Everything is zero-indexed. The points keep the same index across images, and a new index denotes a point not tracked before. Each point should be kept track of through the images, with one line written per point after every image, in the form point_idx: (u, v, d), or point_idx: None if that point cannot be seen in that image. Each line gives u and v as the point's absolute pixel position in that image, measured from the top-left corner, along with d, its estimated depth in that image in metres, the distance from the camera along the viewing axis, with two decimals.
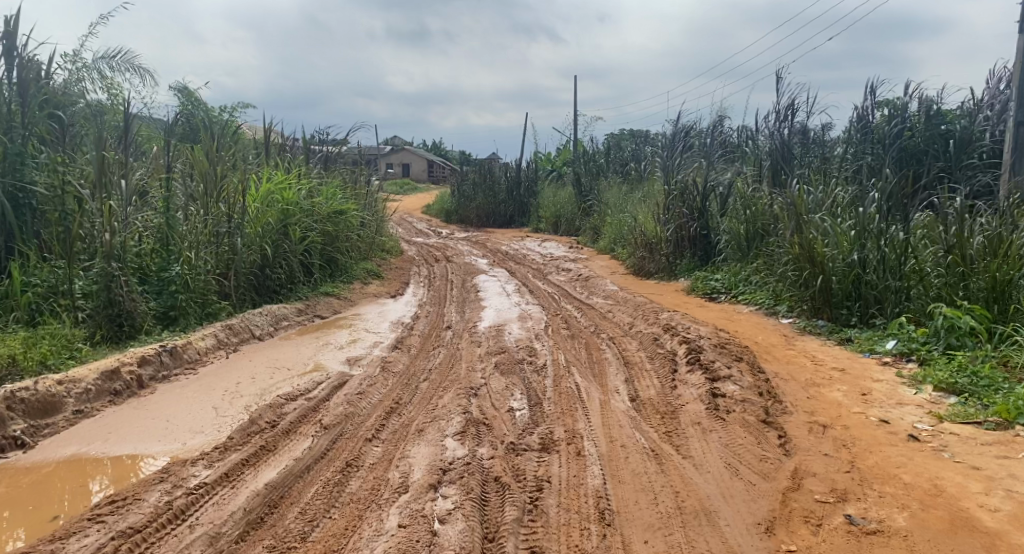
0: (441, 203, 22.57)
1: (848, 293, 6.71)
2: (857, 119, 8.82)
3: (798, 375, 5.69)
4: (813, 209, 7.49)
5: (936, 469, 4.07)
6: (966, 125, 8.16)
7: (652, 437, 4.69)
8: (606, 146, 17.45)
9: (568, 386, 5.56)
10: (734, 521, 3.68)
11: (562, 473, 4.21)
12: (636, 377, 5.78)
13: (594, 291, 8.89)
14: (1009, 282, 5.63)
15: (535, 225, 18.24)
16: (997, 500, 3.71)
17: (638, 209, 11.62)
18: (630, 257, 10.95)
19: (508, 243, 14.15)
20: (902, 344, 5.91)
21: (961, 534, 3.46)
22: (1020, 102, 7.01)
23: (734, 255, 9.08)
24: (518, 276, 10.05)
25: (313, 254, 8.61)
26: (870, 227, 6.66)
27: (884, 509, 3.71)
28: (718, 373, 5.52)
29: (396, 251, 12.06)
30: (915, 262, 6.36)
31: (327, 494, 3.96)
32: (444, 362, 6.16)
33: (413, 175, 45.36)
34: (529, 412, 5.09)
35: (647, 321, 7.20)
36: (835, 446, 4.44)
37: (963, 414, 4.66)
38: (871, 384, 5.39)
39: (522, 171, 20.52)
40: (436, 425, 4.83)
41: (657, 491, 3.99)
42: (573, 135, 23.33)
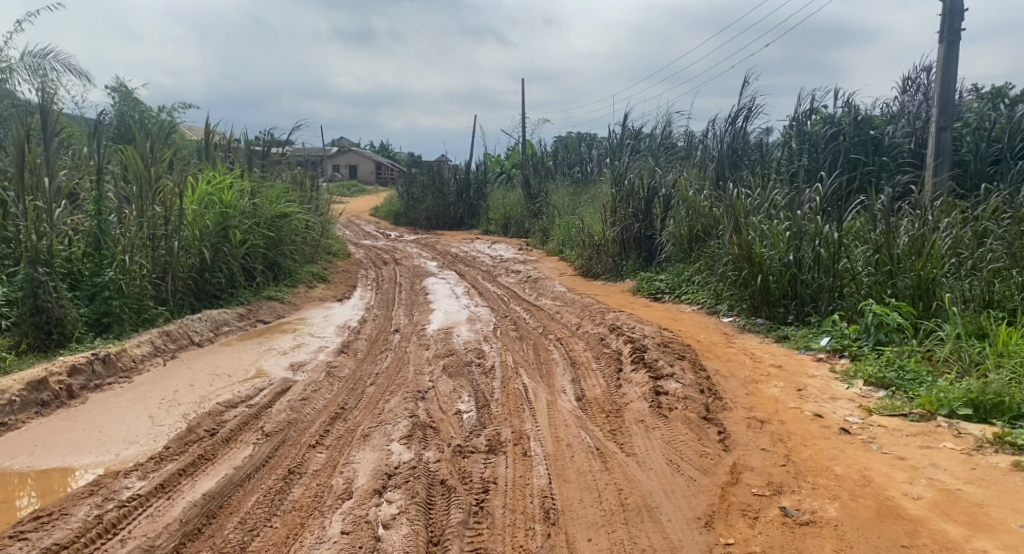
0: (391, 207, 22.38)
1: (785, 292, 6.92)
2: (794, 124, 9.13)
3: (737, 372, 5.86)
4: (752, 211, 7.73)
5: (866, 461, 4.22)
6: (894, 132, 8.48)
7: (597, 436, 4.75)
8: (554, 149, 17.60)
9: (515, 387, 5.58)
10: (675, 516, 3.77)
11: (509, 474, 4.23)
12: (583, 376, 5.85)
13: (543, 292, 8.93)
14: (933, 280, 5.90)
15: (484, 227, 18.20)
16: (920, 488, 3.85)
17: (586, 211, 11.76)
18: (577, 259, 11.06)
19: (458, 245, 14.10)
20: (836, 341, 6.12)
21: (887, 521, 3.58)
22: (942, 107, 7.26)
23: (676, 255, 9.24)
24: (468, 278, 10.03)
25: (255, 258, 8.44)
26: (805, 228, 6.88)
27: (817, 500, 3.84)
28: (661, 372, 5.64)
29: (343, 254, 11.90)
30: (848, 261, 6.59)
31: (269, 502, 3.89)
32: (391, 366, 6.11)
33: (361, 177, 44.75)
34: (477, 414, 5.10)
35: (594, 321, 7.30)
36: (772, 441, 4.58)
37: (890, 407, 4.83)
38: (806, 379, 5.59)
39: (471, 173, 20.46)
40: (382, 429, 4.80)
41: (601, 489, 4.05)
42: (521, 137, 23.45)
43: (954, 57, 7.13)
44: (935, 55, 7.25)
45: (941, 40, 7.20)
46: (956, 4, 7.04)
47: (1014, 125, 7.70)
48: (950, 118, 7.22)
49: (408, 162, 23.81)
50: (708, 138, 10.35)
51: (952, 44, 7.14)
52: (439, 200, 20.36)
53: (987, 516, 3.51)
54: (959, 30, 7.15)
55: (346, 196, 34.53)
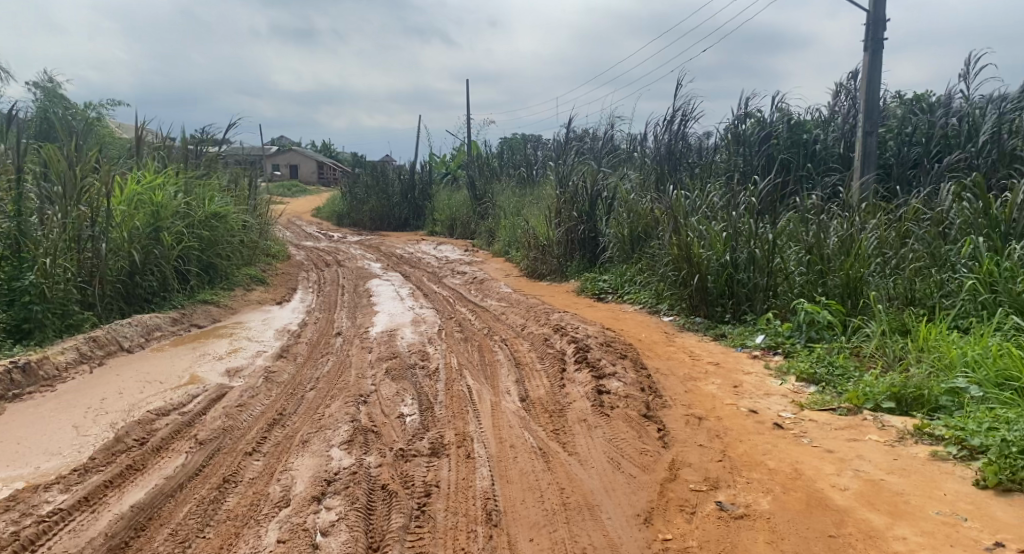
0: (334, 208, 22.04)
1: (722, 291, 7.11)
2: (731, 128, 9.38)
3: (677, 370, 5.98)
4: (691, 213, 7.91)
5: (797, 455, 4.36)
6: (823, 136, 8.82)
7: (540, 435, 4.78)
8: (499, 151, 17.64)
9: (459, 389, 5.56)
10: (615, 513, 3.82)
11: (451, 477, 4.21)
12: (526, 377, 5.87)
13: (488, 293, 8.92)
14: (860, 279, 6.14)
15: (430, 228, 18.08)
16: (847, 479, 4.00)
17: (531, 213, 11.81)
18: (523, 260, 11.10)
19: (402, 246, 13.97)
20: (770, 338, 6.32)
21: (816, 513, 3.70)
22: (869, 113, 7.56)
23: (619, 256, 9.37)
24: (413, 279, 9.94)
25: (189, 260, 8.17)
26: (741, 229, 7.08)
27: (751, 494, 3.95)
28: (603, 371, 5.71)
29: (283, 256, 11.64)
30: (782, 261, 6.82)
31: (201, 512, 3.77)
32: (333, 370, 6.00)
33: (303, 178, 43.89)
34: (420, 417, 5.05)
35: (538, 322, 7.33)
36: (709, 437, 4.70)
37: (820, 402, 5.01)
38: (743, 376, 5.75)
39: (416, 174, 20.31)
40: (322, 435, 4.71)
41: (543, 489, 4.07)
42: (466, 138, 23.43)
43: (877, 65, 7.45)
44: (861, 62, 7.56)
45: (866, 48, 7.51)
46: (878, 14, 7.37)
47: (932, 131, 8.08)
48: (875, 123, 7.53)
49: (353, 162, 23.45)
50: (649, 141, 10.56)
51: (876, 52, 7.46)
52: (383, 202, 20.15)
53: (907, 504, 3.65)
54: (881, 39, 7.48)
55: (287, 196, 33.79)
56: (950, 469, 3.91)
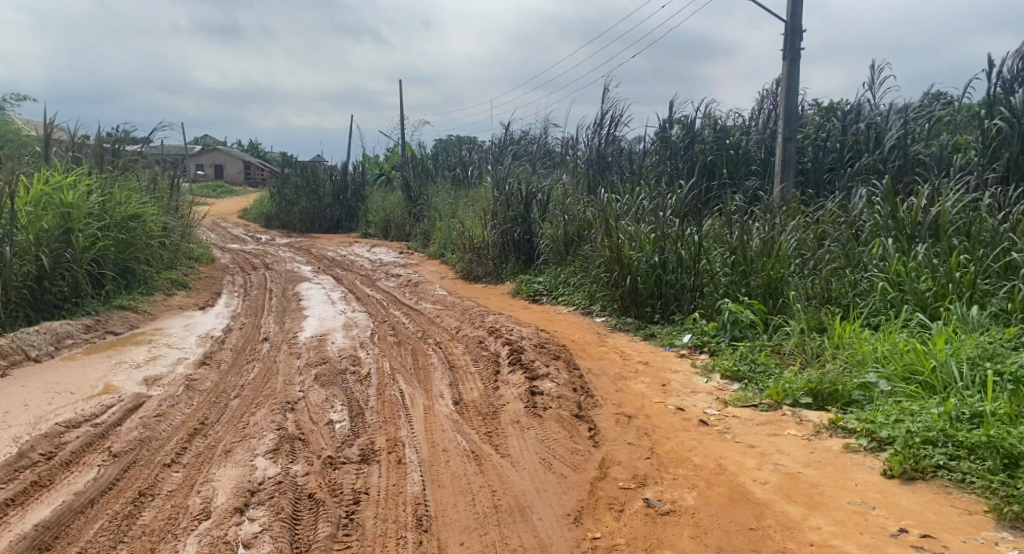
0: (262, 209, 21.44)
1: (652, 292, 7.27)
2: (659, 132, 9.60)
3: (609, 370, 6.07)
4: (621, 215, 8.07)
5: (721, 450, 4.49)
6: (746, 142, 9.14)
7: (473, 439, 4.76)
8: (434, 152, 17.54)
9: (391, 394, 5.48)
10: (546, 514, 3.84)
11: (381, 483, 4.15)
12: (460, 380, 5.84)
13: (423, 296, 8.83)
14: (781, 279, 6.38)
15: (363, 230, 17.80)
16: (767, 473, 4.14)
17: (467, 215, 11.78)
18: (458, 262, 11.06)
19: (334, 248, 13.70)
20: (697, 337, 6.50)
21: (738, 506, 3.81)
22: (789, 119, 7.86)
23: (553, 258, 9.44)
24: (345, 283, 9.76)
25: (105, 264, 7.78)
26: (668, 231, 7.26)
27: (677, 490, 4.04)
28: (536, 372, 5.74)
29: (207, 259, 11.24)
30: (707, 263, 7.01)
31: (113, 529, 3.58)
32: (259, 377, 5.82)
33: (230, 178, 42.54)
34: (350, 423, 4.95)
35: (473, 324, 7.31)
36: (638, 435, 4.78)
37: (743, 398, 5.18)
38: (671, 375, 5.89)
39: (348, 175, 19.98)
40: (246, 444, 4.56)
41: (475, 492, 4.06)
42: (400, 139, 23.22)
43: (795, 73, 7.77)
44: (780, 71, 7.87)
45: (784, 57, 7.81)
46: (795, 24, 7.69)
47: (845, 137, 8.49)
48: (793, 130, 7.84)
49: (281, 162, 22.84)
50: (581, 145, 10.71)
51: (794, 61, 7.77)
52: (313, 203, 19.73)
53: (822, 495, 3.80)
54: (798, 49, 7.80)
55: (213, 197, 32.66)
56: (861, 461, 4.10)
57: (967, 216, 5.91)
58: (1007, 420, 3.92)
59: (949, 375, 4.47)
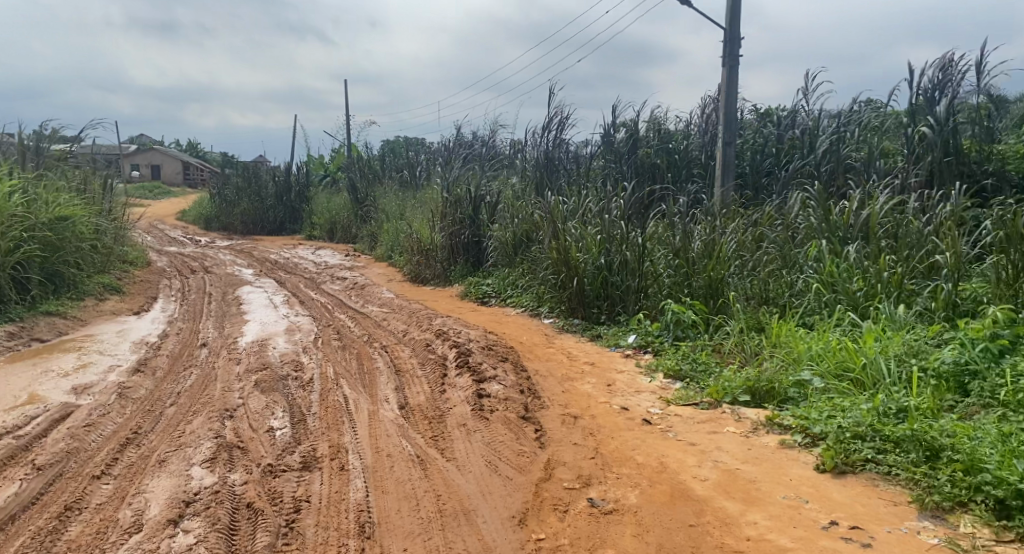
0: (201, 211, 20.83)
1: (598, 293, 7.37)
2: (605, 136, 9.72)
3: (556, 371, 6.11)
4: (568, 217, 8.13)
5: (663, 449, 4.56)
6: (688, 145, 9.33)
7: (418, 443, 4.72)
8: (380, 153, 17.38)
9: (334, 399, 5.39)
10: (490, 517, 3.83)
11: (323, 490, 4.07)
12: (406, 384, 5.78)
13: (369, 299, 8.71)
14: (721, 280, 6.54)
15: (308, 232, 17.49)
16: (707, 470, 4.22)
17: (414, 217, 11.69)
18: (405, 264, 10.97)
19: (278, 251, 13.41)
20: (641, 338, 6.61)
21: (678, 504, 3.88)
22: (729, 125, 8.06)
23: (502, 260, 9.46)
24: (288, 286, 9.56)
25: (30, 268, 7.44)
26: (614, 233, 7.36)
27: (620, 489, 4.09)
28: (483, 375, 5.72)
29: (143, 262, 10.85)
30: (651, 264, 7.13)
31: (36, 546, 3.42)
32: (196, 384, 5.64)
33: (169, 178, 41.20)
34: (291, 430, 4.85)
35: (420, 327, 7.25)
36: (584, 435, 4.82)
37: (685, 397, 5.28)
38: (616, 375, 5.96)
39: (292, 176, 19.60)
40: (181, 453, 4.41)
41: (419, 497, 4.02)
42: (346, 140, 22.92)
43: (734, 80, 7.97)
44: (720, 77, 8.06)
45: (724, 64, 8.01)
46: (734, 32, 7.89)
47: (782, 143, 8.75)
48: (733, 135, 8.05)
49: (222, 162, 22.25)
50: (529, 148, 10.78)
51: (733, 68, 7.97)
52: (256, 204, 19.28)
53: (758, 490, 3.90)
54: (737, 56, 8.01)
55: (149, 197, 31.56)
56: (795, 456, 4.23)
57: (895, 219, 6.16)
58: (930, 415, 4.10)
59: (879, 371, 4.65)
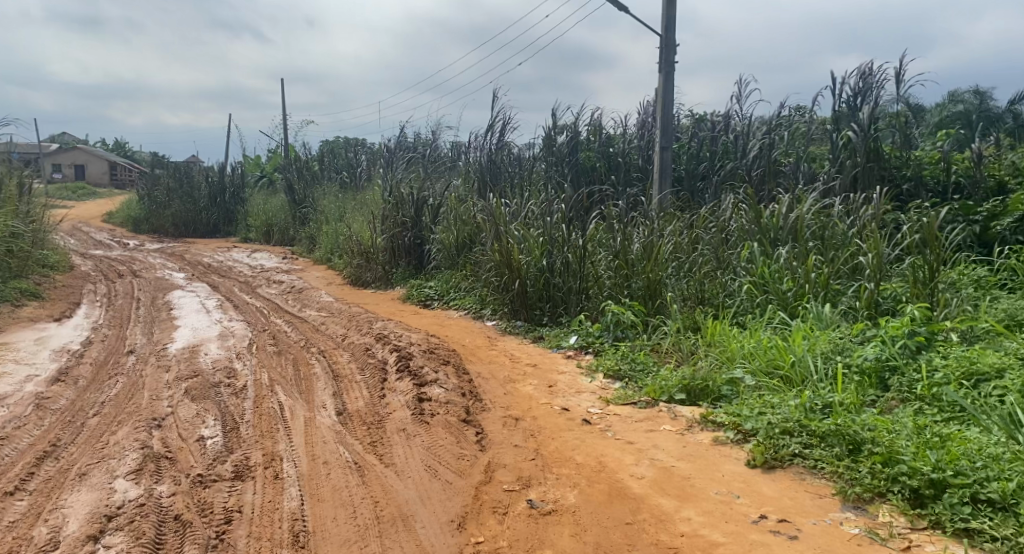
0: (129, 213, 20.01)
1: (541, 295, 7.42)
2: (546, 139, 9.80)
3: (497, 374, 6.10)
4: (510, 219, 8.16)
5: (602, 448, 4.61)
6: (627, 149, 9.50)
7: (356, 449, 4.63)
8: (319, 154, 17.07)
9: (269, 406, 5.24)
10: (429, 522, 3.79)
11: (256, 500, 3.95)
12: (345, 389, 5.68)
13: (307, 303, 8.53)
14: (659, 282, 6.66)
15: (243, 234, 17.02)
16: (643, 468, 4.28)
17: (354, 219, 11.51)
18: (346, 267, 10.79)
19: (211, 254, 12.98)
20: (582, 339, 6.67)
21: (616, 502, 3.92)
22: (666, 129, 8.23)
23: (445, 263, 9.40)
24: (222, 290, 9.26)
25: None
26: (555, 236, 7.42)
27: (560, 490, 4.11)
28: (424, 378, 5.66)
29: (65, 267, 10.34)
30: (592, 266, 7.22)
31: None
32: (121, 393, 5.40)
33: (95, 178, 39.45)
34: (223, 439, 4.69)
35: (360, 331, 7.14)
36: (524, 437, 4.83)
37: (624, 396, 5.36)
38: (557, 376, 6.00)
39: (227, 177, 19.04)
40: (104, 466, 4.21)
41: (356, 504, 3.94)
42: (283, 141, 22.42)
43: (670, 86, 8.14)
44: (657, 83, 8.21)
45: (660, 70, 8.17)
46: (669, 39, 8.06)
47: (717, 148, 9.00)
48: (670, 139, 8.22)
49: (152, 163, 21.43)
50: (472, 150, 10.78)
51: (669, 74, 8.14)
52: (188, 206, 18.65)
53: (692, 487, 3.98)
54: (673, 62, 8.19)
55: (73, 199, 30.13)
56: (728, 453, 4.34)
57: (821, 221, 6.40)
58: (853, 410, 4.27)
59: (806, 369, 4.82)
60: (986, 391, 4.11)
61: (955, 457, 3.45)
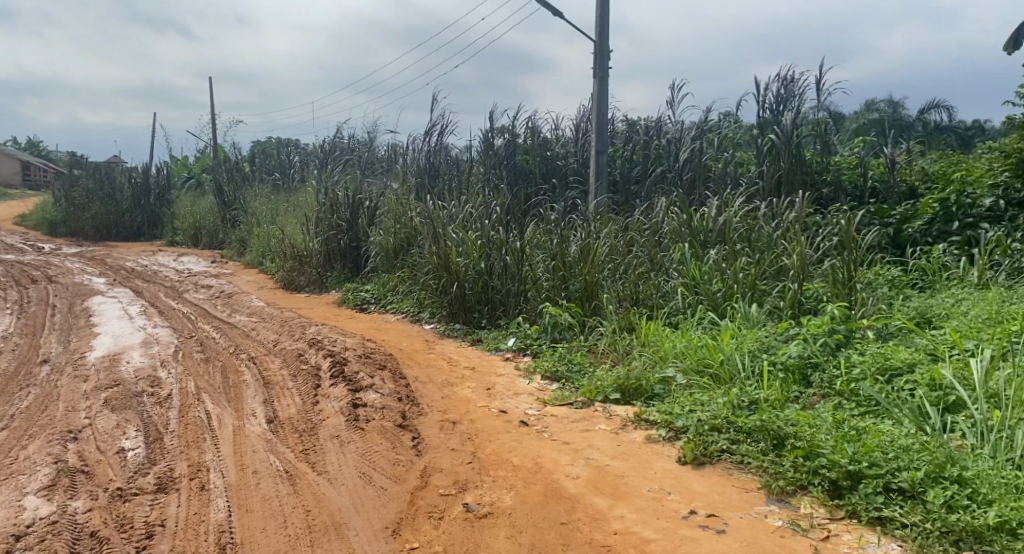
0: (45, 215, 18.98)
1: (479, 298, 7.42)
2: (484, 142, 9.81)
3: (435, 377, 6.05)
4: (448, 222, 8.12)
5: (539, 449, 4.63)
6: (563, 153, 9.61)
7: (288, 458, 4.50)
8: (250, 155, 16.60)
9: (195, 416, 5.04)
10: (363, 529, 3.71)
11: (180, 512, 3.79)
12: (276, 396, 5.52)
13: (237, 308, 8.27)
14: (596, 284, 6.75)
15: (170, 238, 16.39)
16: (579, 468, 4.32)
17: (287, 221, 11.24)
18: (278, 271, 10.51)
19: (135, 258, 12.43)
20: (520, 341, 6.70)
21: (551, 502, 3.94)
22: (602, 133, 8.35)
23: (381, 266, 9.27)
24: (146, 296, 8.88)
25: None
26: (493, 238, 7.43)
27: (496, 492, 4.10)
28: (359, 384, 5.56)
29: None
30: (530, 268, 7.25)
31: None
32: (34, 405, 5.11)
33: (8, 178, 37.27)
34: (145, 450, 4.49)
35: (293, 336, 6.96)
36: (461, 440, 4.80)
37: (560, 397, 5.40)
38: (495, 379, 6.00)
39: (151, 178, 18.31)
40: (13, 482, 3.97)
41: (287, 514, 3.83)
42: (212, 140, 21.70)
43: (605, 91, 8.27)
44: (592, 88, 8.34)
45: (595, 76, 8.30)
46: (603, 45, 8.20)
47: (651, 152, 9.20)
48: (605, 143, 8.35)
49: (69, 162, 20.38)
50: (410, 153, 10.70)
51: (603, 79, 8.28)
52: (109, 207, 17.84)
53: (626, 485, 4.04)
54: (607, 68, 8.33)
55: None
56: (660, 450, 4.42)
57: (748, 223, 6.62)
58: (777, 405, 4.42)
59: (734, 367, 4.96)
60: (898, 385, 4.32)
61: (870, 450, 3.61)
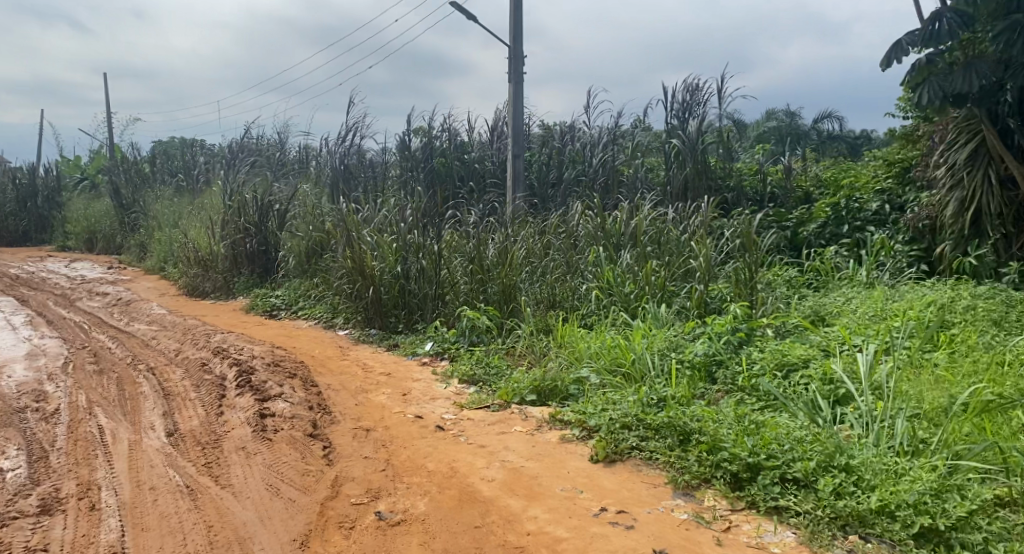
0: None
1: (395, 302, 7.31)
2: (400, 145, 9.69)
3: (349, 384, 5.91)
4: (363, 224, 7.96)
5: (454, 453, 4.60)
6: (480, 157, 9.61)
7: (189, 472, 4.28)
8: (151, 155, 15.78)
9: (86, 431, 4.72)
10: (268, 543, 3.57)
11: (66, 535, 3.53)
12: (178, 408, 5.24)
13: (136, 316, 7.81)
14: (513, 286, 6.78)
15: (61, 243, 15.39)
16: (494, 471, 4.32)
17: (191, 224, 10.73)
18: (182, 277, 10.02)
19: (21, 265, 11.57)
20: (438, 345, 6.64)
21: (466, 506, 3.91)
22: (518, 137, 8.41)
23: (293, 271, 8.99)
24: (33, 305, 8.27)
25: None
26: (409, 242, 7.35)
27: (409, 499, 4.03)
28: (268, 393, 5.36)
29: None
30: (447, 272, 7.21)
31: None
32: None
33: None
34: (27, 470, 4.16)
35: (196, 344, 6.64)
36: (375, 448, 4.71)
37: (477, 400, 5.39)
38: (411, 384, 5.91)
39: (39, 178, 17.18)
40: None
41: (187, 530, 3.64)
42: (109, 139, 20.50)
43: (520, 96, 8.34)
44: (508, 92, 8.38)
45: (510, 81, 8.36)
46: (518, 50, 8.27)
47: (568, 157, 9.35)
48: (521, 148, 8.41)
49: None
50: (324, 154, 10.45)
51: (518, 85, 8.35)
52: None
53: (540, 486, 4.06)
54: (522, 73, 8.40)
55: None
56: (573, 449, 4.48)
57: (658, 227, 6.82)
58: (684, 402, 4.57)
59: (645, 365, 5.09)
60: (794, 380, 4.55)
61: (767, 442, 3.78)
